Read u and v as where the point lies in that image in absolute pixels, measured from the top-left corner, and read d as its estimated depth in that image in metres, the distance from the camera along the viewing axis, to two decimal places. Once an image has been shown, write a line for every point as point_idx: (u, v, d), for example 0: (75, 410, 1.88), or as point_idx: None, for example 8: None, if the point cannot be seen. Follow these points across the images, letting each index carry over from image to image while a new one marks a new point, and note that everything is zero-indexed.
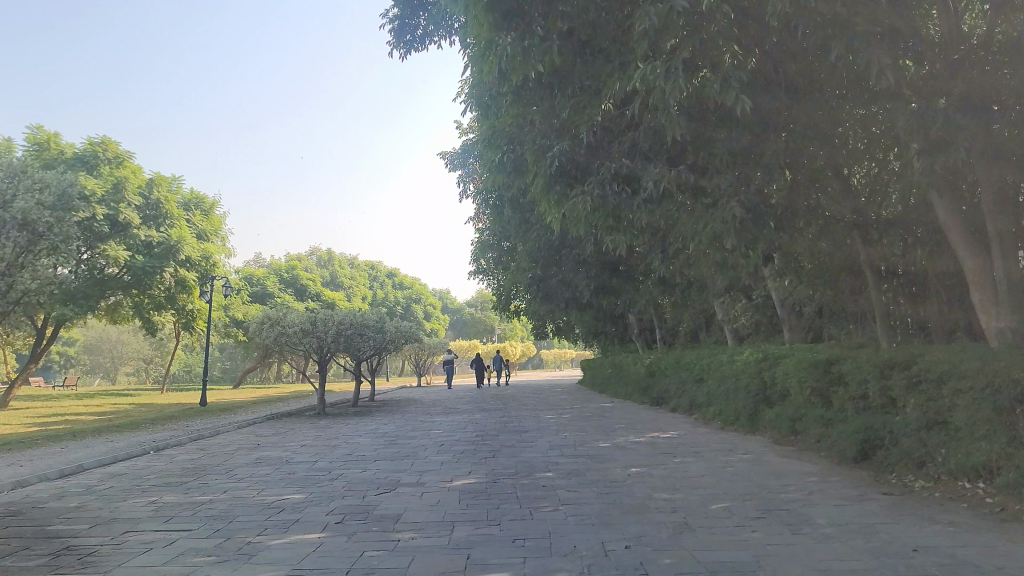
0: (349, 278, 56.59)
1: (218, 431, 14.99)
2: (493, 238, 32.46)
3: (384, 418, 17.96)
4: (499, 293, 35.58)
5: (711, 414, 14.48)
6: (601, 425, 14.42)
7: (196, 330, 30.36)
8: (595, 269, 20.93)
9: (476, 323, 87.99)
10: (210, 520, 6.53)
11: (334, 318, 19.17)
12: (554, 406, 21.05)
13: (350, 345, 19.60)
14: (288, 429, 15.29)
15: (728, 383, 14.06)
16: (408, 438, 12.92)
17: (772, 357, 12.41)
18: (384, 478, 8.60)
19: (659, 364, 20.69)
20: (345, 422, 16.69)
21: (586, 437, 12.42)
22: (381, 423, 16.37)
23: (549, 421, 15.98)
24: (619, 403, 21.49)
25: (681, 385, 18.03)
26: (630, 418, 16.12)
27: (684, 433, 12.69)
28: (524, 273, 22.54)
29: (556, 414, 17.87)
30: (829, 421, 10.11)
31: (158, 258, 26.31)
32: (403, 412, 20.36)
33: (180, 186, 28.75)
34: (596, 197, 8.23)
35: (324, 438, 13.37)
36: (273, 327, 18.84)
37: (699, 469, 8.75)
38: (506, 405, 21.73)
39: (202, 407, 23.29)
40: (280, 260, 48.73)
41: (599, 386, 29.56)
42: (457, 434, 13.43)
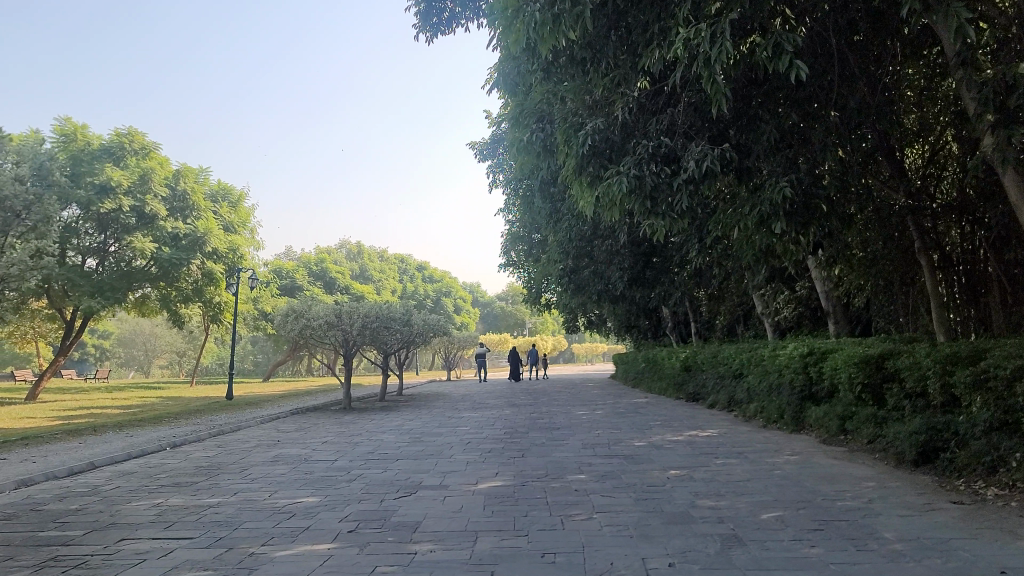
0: (379, 271, 56.34)
1: (239, 426, 14.59)
2: (524, 230, 31.90)
3: (411, 414, 17.48)
4: (530, 286, 35.01)
5: (753, 411, 13.79)
6: (636, 423, 13.78)
7: (224, 323, 30.11)
8: (629, 260, 20.30)
9: (507, 316, 87.48)
10: (213, 527, 6.03)
11: (360, 309, 18.68)
12: (587, 401, 20.42)
13: (377, 338, 19.12)
14: (312, 424, 14.83)
15: (771, 378, 13.35)
16: (434, 435, 12.38)
17: (819, 352, 11.68)
18: (405, 481, 8.05)
19: (695, 359, 19.98)
20: (370, 417, 16.22)
21: (621, 435, 11.79)
22: (407, 419, 15.85)
23: (582, 417, 15.35)
24: (654, 399, 20.81)
25: (719, 380, 17.32)
26: (667, 414, 15.44)
27: (724, 432, 12.00)
28: (555, 264, 21.96)
29: (588, 409, 17.27)
30: (883, 421, 9.42)
31: (185, 250, 26.12)
32: (430, 407, 19.87)
33: (208, 177, 28.54)
34: (632, 178, 7.59)
35: (347, 434, 12.87)
36: (298, 319, 18.42)
37: (745, 472, 8.10)
38: (536, 400, 21.15)
39: (228, 401, 22.99)
40: (309, 254, 48.56)
41: (632, 380, 28.86)
42: (485, 431, 12.87)
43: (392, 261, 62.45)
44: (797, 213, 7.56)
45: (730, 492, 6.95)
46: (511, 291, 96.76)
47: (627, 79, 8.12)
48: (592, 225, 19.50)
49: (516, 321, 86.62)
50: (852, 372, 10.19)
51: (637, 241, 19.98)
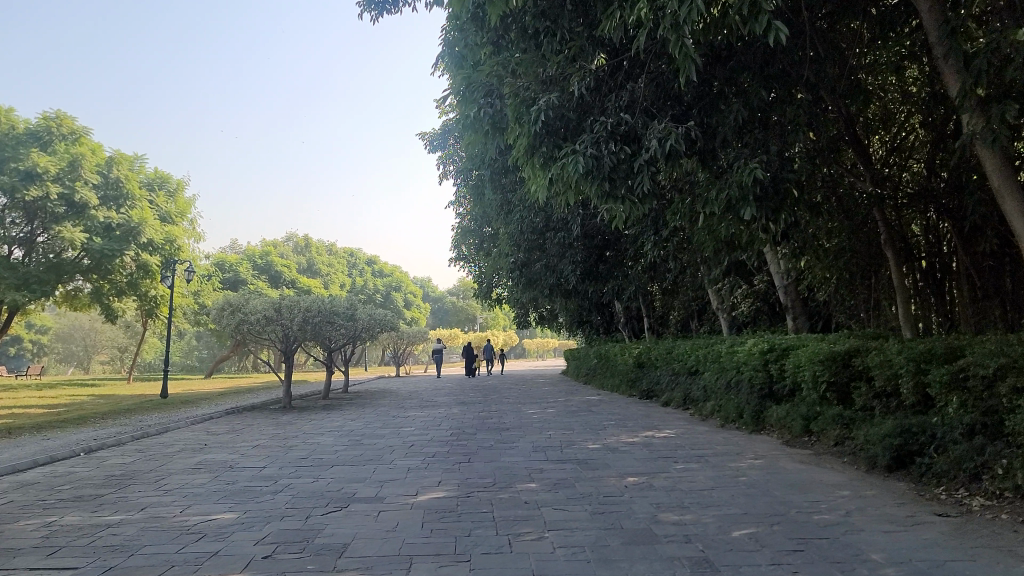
0: (327, 265, 55.11)
1: (166, 429, 13.61)
2: (475, 223, 31.17)
3: (353, 413, 16.64)
4: (481, 280, 34.30)
5: (710, 409, 13.26)
6: (590, 422, 13.16)
7: (160, 317, 28.82)
8: (582, 252, 19.71)
9: (458, 311, 86.65)
10: (105, 554, 5.18)
11: (301, 303, 17.75)
12: (538, 398, 19.79)
13: (319, 333, 18.20)
14: (247, 425, 13.95)
15: (729, 375, 12.85)
16: (375, 437, 11.59)
17: (781, 348, 11.17)
18: (338, 491, 7.27)
19: (649, 355, 19.46)
20: (310, 417, 15.36)
21: (574, 436, 11.14)
22: (349, 419, 15.04)
23: (534, 416, 14.69)
24: (606, 396, 20.25)
25: (674, 377, 16.80)
26: (621, 413, 14.85)
27: (681, 432, 11.43)
28: (506, 258, 21.27)
29: (539, 408, 16.62)
30: (851, 422, 8.91)
31: (119, 241, 24.79)
32: (375, 405, 19.04)
33: (143, 164, 27.21)
34: (589, 158, 6.92)
35: (282, 436, 12.03)
36: (234, 313, 17.46)
37: (708, 480, 7.47)
38: (486, 398, 20.46)
39: (162, 400, 21.85)
40: (254, 247, 47.20)
41: (584, 377, 28.31)
42: (430, 432, 12.13)
43: (341, 255, 61.22)
44: (768, 195, 6.97)
45: (695, 504, 6.31)
46: (462, 286, 95.89)
47: (583, 50, 7.47)
48: (545, 216, 18.89)
49: (467, 317, 85.84)
50: (817, 370, 9.69)
51: (590, 233, 19.43)
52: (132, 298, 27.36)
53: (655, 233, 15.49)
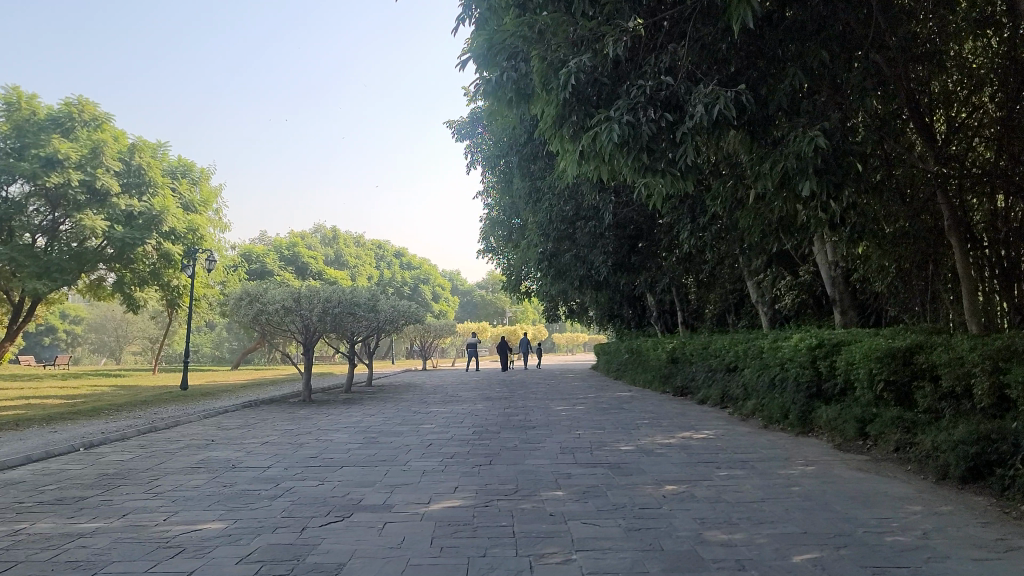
0: (355, 257, 54.71)
1: (178, 423, 13.03)
2: (503, 214, 30.44)
3: (374, 407, 15.99)
4: (509, 273, 33.58)
5: (750, 408, 12.41)
6: (622, 420, 12.37)
7: (183, 308, 28.39)
8: (614, 243, 18.89)
9: (486, 305, 86.03)
10: (62, 572, 4.50)
11: (321, 293, 17.10)
12: (567, 394, 19.01)
13: (340, 324, 17.55)
14: (261, 419, 13.34)
15: (772, 372, 11.98)
16: (393, 435, 10.90)
17: (831, 343, 10.29)
18: (342, 497, 6.55)
19: (684, 349, 18.60)
20: (327, 412, 14.72)
21: (605, 436, 10.36)
22: (369, 413, 14.37)
23: (562, 413, 13.92)
24: (638, 393, 19.44)
25: (711, 373, 15.95)
26: (655, 411, 14.03)
27: (721, 433, 10.62)
28: (535, 248, 20.49)
29: (568, 405, 15.85)
30: (913, 425, 8.04)
31: (140, 229, 24.34)
32: (398, 399, 18.39)
33: (167, 152, 26.77)
34: (625, 124, 6.11)
35: (295, 432, 11.37)
36: (252, 303, 16.88)
37: (756, 491, 6.66)
38: (513, 393, 19.73)
39: (182, 392, 21.37)
40: (282, 238, 46.86)
41: (615, 372, 27.49)
42: (451, 430, 11.41)
43: (369, 247, 60.82)
44: (829, 167, 6.13)
45: (745, 520, 5.51)
46: (491, 279, 95.24)
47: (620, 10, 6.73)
48: (577, 203, 18.15)
49: (496, 310, 85.21)
50: (873, 367, 8.82)
51: (622, 223, 18.64)
52: (154, 288, 26.94)
53: (692, 221, 14.67)
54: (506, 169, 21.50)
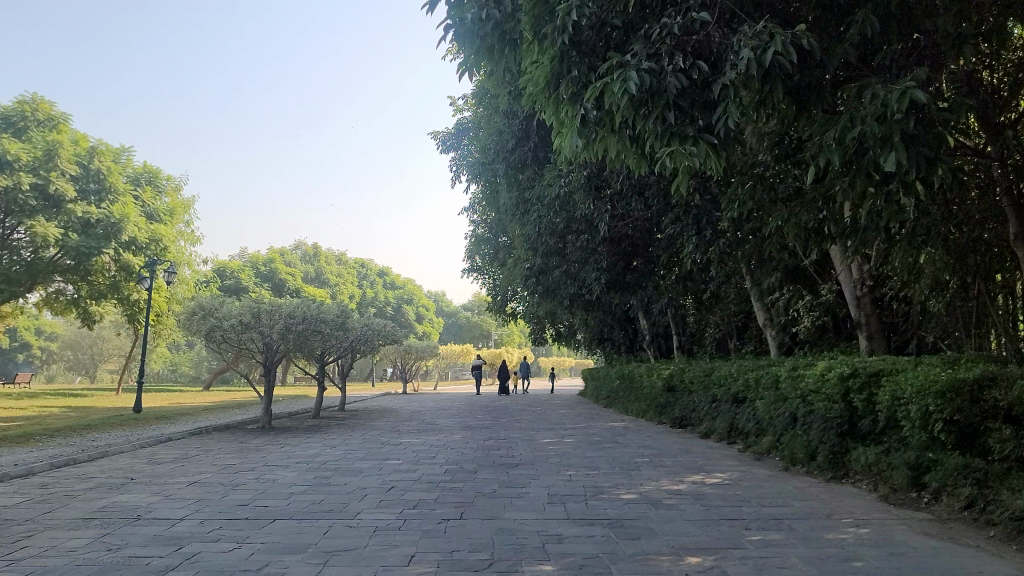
0: (335, 276, 52.98)
1: (106, 453, 11.26)
2: (490, 230, 28.87)
3: (339, 436, 14.28)
4: (495, 292, 31.98)
5: (765, 447, 10.79)
6: (620, 458, 10.72)
7: (144, 323, 26.43)
8: (610, 259, 17.30)
9: (471, 328, 84.28)
10: None
11: (284, 308, 15.36)
12: (554, 424, 17.37)
13: (304, 343, 15.83)
14: (203, 451, 11.58)
15: (793, 405, 10.39)
16: (350, 474, 9.20)
17: (866, 375, 8.69)
18: (256, 573, 4.87)
19: (682, 376, 17.01)
20: (283, 442, 12.99)
21: (600, 480, 8.70)
22: (330, 444, 12.65)
23: (550, 447, 12.27)
24: (631, 423, 17.84)
25: (715, 403, 14.41)
26: (656, 447, 12.41)
27: (737, 477, 9.01)
28: (522, 264, 18.88)
29: (556, 437, 14.22)
30: (989, 481, 6.49)
31: (97, 238, 22.44)
32: (368, 427, 16.70)
33: (131, 157, 25.07)
34: (647, 69, 5.06)
35: (236, 468, 9.66)
36: (206, 318, 15.16)
37: (808, 568, 5.03)
38: (496, 421, 18.04)
39: (134, 416, 19.53)
40: (258, 253, 45.10)
41: (604, 400, 25.83)
42: (419, 468, 9.73)
43: (352, 265, 59.17)
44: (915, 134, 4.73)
45: None
46: (477, 301, 93.58)
47: None
48: (569, 214, 16.62)
49: (481, 333, 83.46)
50: (929, 404, 7.22)
51: (617, 237, 17.09)
52: (113, 301, 25.02)
53: (697, 235, 13.22)
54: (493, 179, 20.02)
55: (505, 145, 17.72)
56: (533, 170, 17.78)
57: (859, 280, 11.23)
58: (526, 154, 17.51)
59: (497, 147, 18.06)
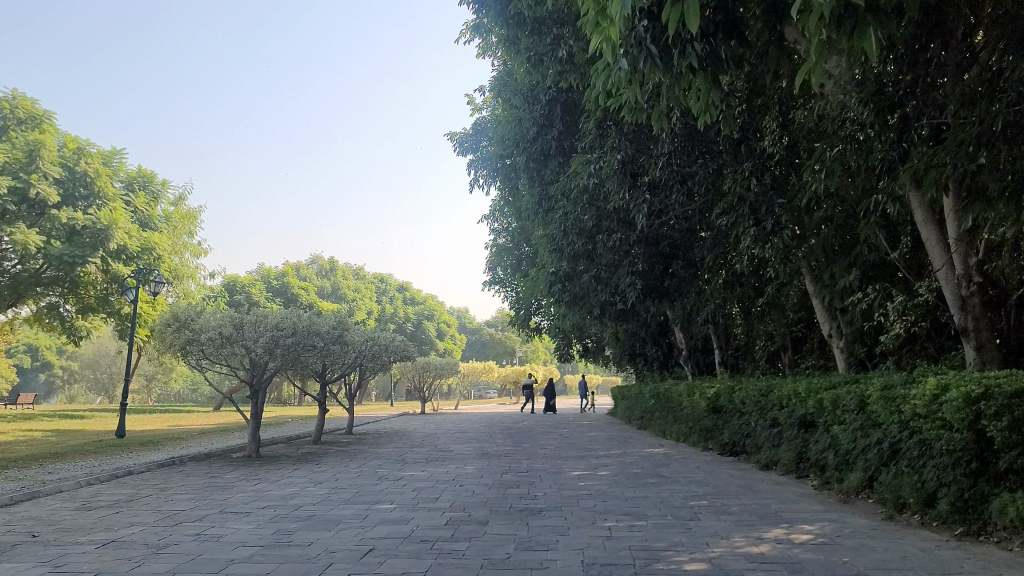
0: (353, 291, 51.17)
1: (39, 492, 9.18)
2: (512, 237, 26.82)
3: (331, 468, 12.14)
4: (518, 306, 29.91)
5: (854, 486, 8.54)
6: (669, 502, 8.51)
7: (138, 340, 24.46)
8: (647, 262, 15.11)
9: (495, 345, 82.08)
10: None
11: (272, 318, 13.30)
12: (584, 450, 15.20)
13: (297, 359, 13.76)
14: (157, 491, 9.50)
15: (891, 435, 8.15)
16: (322, 527, 7.08)
17: (1002, 398, 6.43)
18: None
19: (732, 395, 14.79)
20: (263, 477, 10.89)
21: (652, 539, 6.48)
22: (316, 480, 10.54)
23: (581, 484, 10.07)
24: (672, 449, 15.65)
25: (775, 427, 12.19)
26: (710, 482, 10.22)
27: (833, 534, 6.77)
28: (546, 270, 16.78)
29: (587, 468, 12.04)
30: None
31: (82, 246, 20.58)
32: (372, 454, 14.59)
33: (123, 162, 23.30)
34: None
35: (181, 517, 7.59)
36: (180, 331, 13.20)
37: None
38: (518, 447, 15.87)
39: (116, 443, 17.53)
40: (270, 267, 43.32)
41: (637, 421, 23.55)
42: (415, 518, 7.57)
43: (370, 281, 57.39)
44: None
45: None
46: (501, 317, 91.42)
47: None
48: (601, 209, 14.61)
49: (504, 349, 81.26)
50: None
51: (654, 237, 15.00)
52: (104, 315, 23.08)
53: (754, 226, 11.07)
54: (512, 178, 17.99)
55: (527, 134, 15.80)
56: (557, 163, 15.82)
57: (964, 276, 8.97)
58: (551, 142, 15.58)
59: (518, 137, 16.13)
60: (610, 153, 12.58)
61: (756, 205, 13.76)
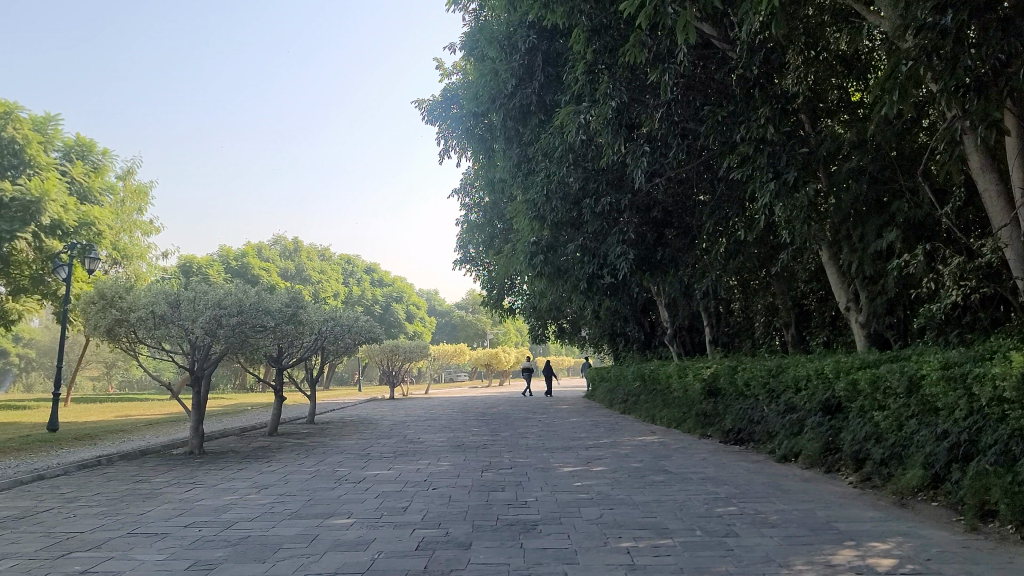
0: (318, 273, 49.21)
1: None
2: (485, 210, 25.13)
3: (283, 467, 10.46)
4: (491, 284, 28.26)
5: (912, 485, 7.06)
6: (691, 510, 6.95)
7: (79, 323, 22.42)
8: (640, 229, 13.54)
9: (466, 327, 80.41)
10: None
11: (217, 294, 11.58)
12: (570, 439, 13.67)
13: (247, 341, 12.04)
14: (63, 503, 7.77)
15: (963, 425, 6.67)
16: (253, 558, 5.41)
17: None
18: None
19: (734, 376, 13.35)
20: (199, 481, 9.19)
21: (691, 569, 4.90)
22: (262, 484, 8.86)
23: (578, 485, 8.49)
24: (667, 436, 14.16)
25: (791, 413, 10.74)
26: (727, 479, 8.70)
27: (920, 556, 5.22)
28: (526, 239, 15.16)
29: (578, 463, 10.46)
30: None
31: (10, 220, 18.53)
32: (333, 448, 12.92)
33: (59, 128, 21.21)
34: None
35: (74, 544, 5.88)
36: (105, 311, 11.41)
37: None
38: (496, 437, 14.30)
39: (46, 438, 15.66)
40: (230, 247, 41.25)
41: (620, 405, 22.07)
42: (376, 539, 5.93)
43: (336, 262, 55.42)
44: None
45: None
46: (471, 299, 89.66)
47: None
48: (588, 170, 13.05)
49: (475, 332, 79.67)
50: None
51: (649, 201, 13.45)
52: (39, 296, 21.03)
53: (776, 181, 9.54)
54: (485, 140, 16.24)
55: (504, 88, 14.10)
56: (538, 120, 14.22)
57: None
58: (530, 97, 13.94)
59: (493, 92, 14.43)
60: (601, 101, 11.00)
61: (765, 165, 12.29)
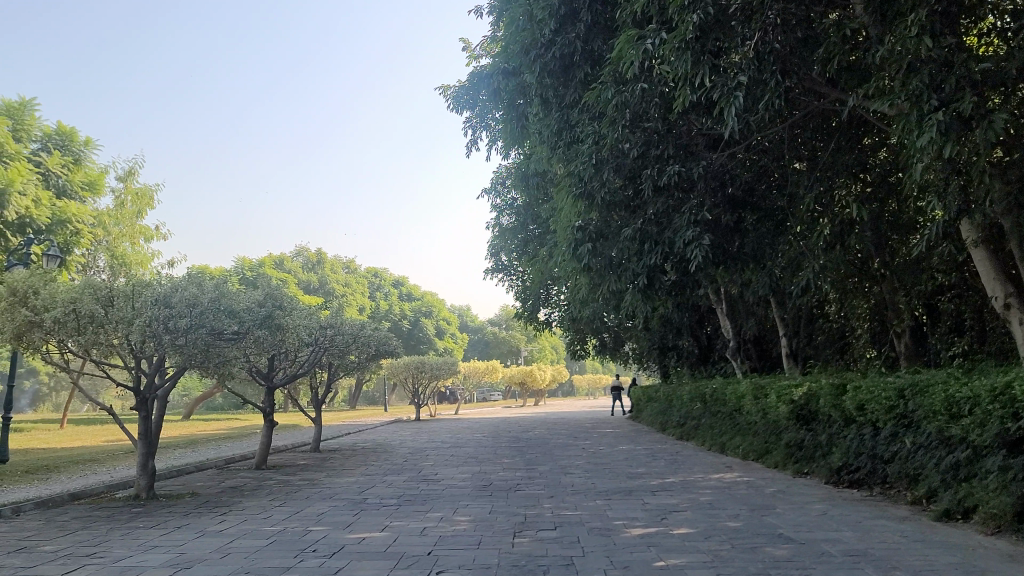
0: (343, 286, 46.73)
1: None
2: (519, 209, 22.32)
3: (241, 523, 7.58)
4: (524, 294, 25.41)
5: None
6: None
7: None
8: (718, 208, 10.58)
9: (498, 344, 77.55)
10: None
11: (163, 288, 8.83)
12: (625, 478, 10.66)
13: (209, 355, 9.25)
14: None
15: None
16: None
17: None
18: None
19: (839, 397, 10.28)
20: (106, 551, 6.33)
21: None
22: (189, 560, 5.96)
23: (664, 567, 5.47)
24: (751, 474, 11.10)
25: (947, 450, 7.69)
26: (891, 558, 5.64)
27: None
28: (566, 228, 12.22)
29: (650, 520, 7.44)
30: None
31: None
32: (322, 491, 10.01)
33: (36, 115, 18.76)
34: None
35: None
36: (15, 310, 8.74)
37: None
38: (533, 473, 11.33)
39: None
40: (246, 259, 38.86)
41: (675, 430, 19.02)
42: None
43: (363, 276, 53.00)
44: None
45: None
46: (504, 316, 86.91)
47: None
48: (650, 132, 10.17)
49: (508, 349, 76.70)
50: None
51: (728, 172, 10.53)
52: None
53: (943, 112, 6.61)
54: (516, 110, 13.39)
55: (540, 36, 11.24)
56: (584, 74, 11.36)
57: None
58: (572, 44, 11.10)
59: (527, 43, 11.57)
60: (675, 22, 8.17)
61: (889, 119, 9.40)
